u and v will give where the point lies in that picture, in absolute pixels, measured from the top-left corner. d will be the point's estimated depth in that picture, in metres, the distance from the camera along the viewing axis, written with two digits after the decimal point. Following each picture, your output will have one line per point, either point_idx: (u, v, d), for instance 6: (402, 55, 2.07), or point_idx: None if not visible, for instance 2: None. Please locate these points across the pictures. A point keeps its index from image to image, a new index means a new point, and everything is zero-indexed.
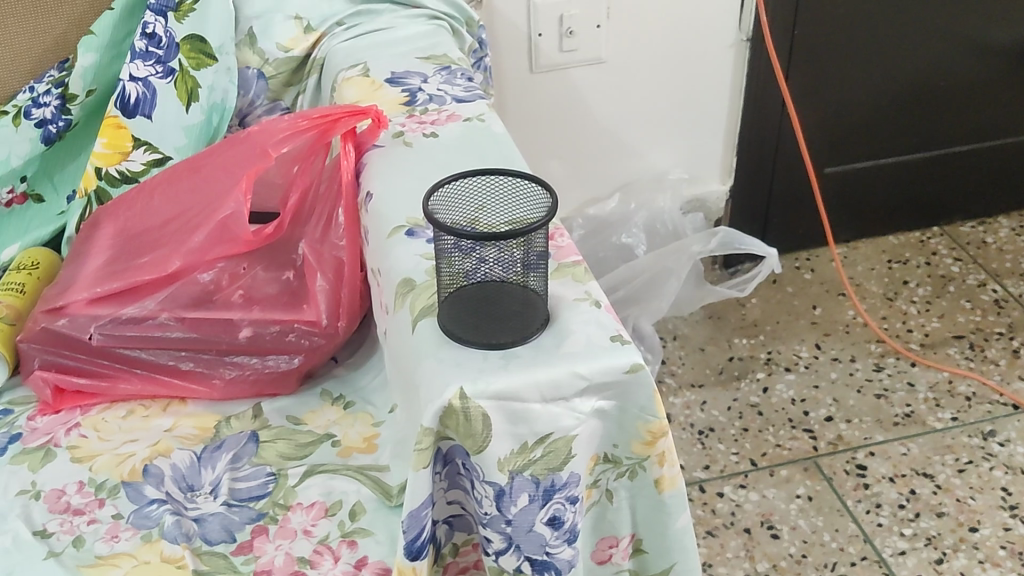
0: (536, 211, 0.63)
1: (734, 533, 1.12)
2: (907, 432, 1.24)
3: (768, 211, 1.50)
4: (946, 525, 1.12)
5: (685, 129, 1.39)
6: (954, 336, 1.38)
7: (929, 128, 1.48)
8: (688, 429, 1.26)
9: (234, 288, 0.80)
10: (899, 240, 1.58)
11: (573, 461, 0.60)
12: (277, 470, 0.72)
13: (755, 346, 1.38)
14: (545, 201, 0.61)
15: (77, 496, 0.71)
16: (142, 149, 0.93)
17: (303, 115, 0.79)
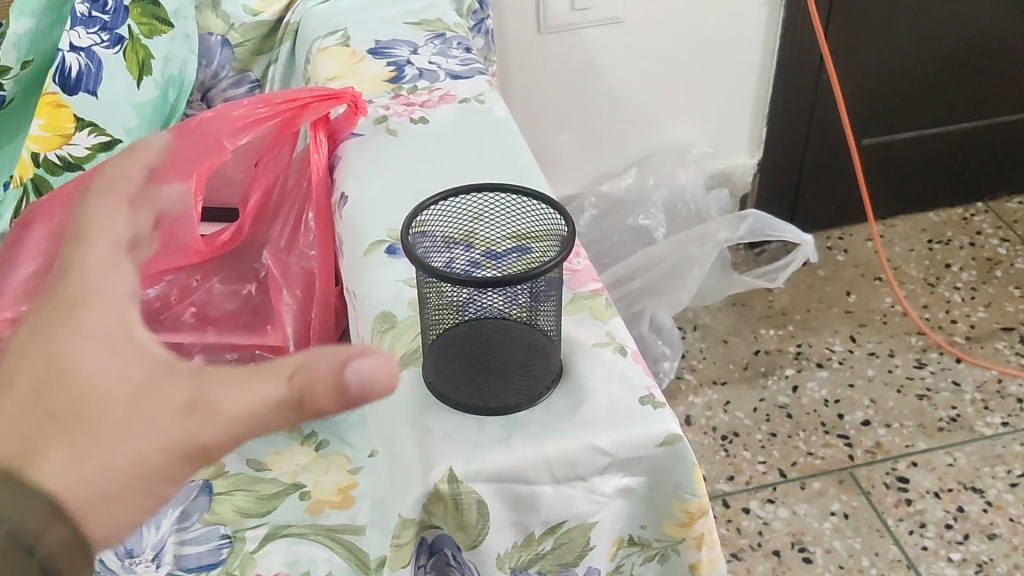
0: (552, 239, 0.50)
1: (762, 556, 1.01)
2: (952, 439, 1.11)
3: (798, 188, 1.37)
4: (999, 549, 1.00)
5: (709, 96, 1.25)
6: (1003, 328, 1.25)
7: (979, 93, 1.34)
8: (710, 433, 1.14)
9: (185, 305, 0.68)
10: (940, 217, 1.44)
11: (592, 555, 0.48)
12: (234, 530, 0.61)
13: (783, 337, 1.26)
14: (562, 229, 0.49)
15: None
16: (87, 131, 0.77)
17: (264, 99, 0.66)
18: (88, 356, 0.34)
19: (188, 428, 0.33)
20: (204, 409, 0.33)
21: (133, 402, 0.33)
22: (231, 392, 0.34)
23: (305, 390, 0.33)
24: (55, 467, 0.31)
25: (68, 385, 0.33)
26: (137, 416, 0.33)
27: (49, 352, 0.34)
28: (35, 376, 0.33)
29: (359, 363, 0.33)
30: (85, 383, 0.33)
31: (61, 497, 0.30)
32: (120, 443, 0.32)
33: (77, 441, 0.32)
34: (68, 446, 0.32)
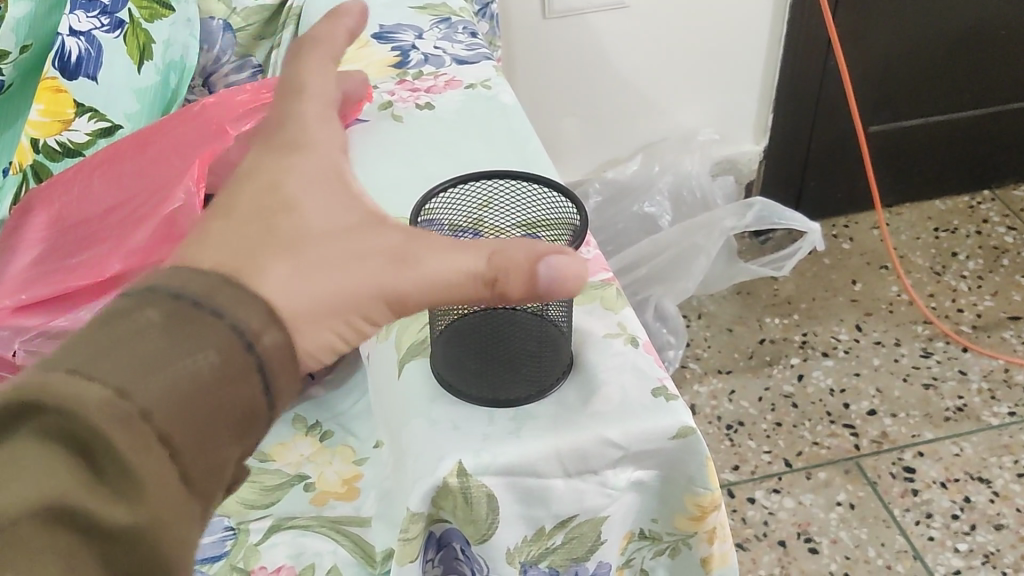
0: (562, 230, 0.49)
1: (767, 546, 1.00)
2: (958, 429, 1.11)
3: (804, 175, 1.36)
4: (1006, 539, 0.99)
5: (714, 82, 1.24)
6: (1010, 318, 1.24)
7: (987, 80, 1.32)
8: (715, 423, 1.13)
9: None
10: (946, 205, 1.43)
11: (603, 549, 0.48)
12: (236, 518, 0.60)
13: (788, 326, 1.25)
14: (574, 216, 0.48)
15: None
16: (87, 117, 0.77)
17: (266, 85, 0.66)
18: (312, 196, 0.37)
19: (393, 282, 0.36)
20: (411, 262, 0.37)
21: (349, 240, 0.37)
22: (438, 258, 0.37)
23: (501, 270, 0.36)
24: (282, 272, 0.34)
25: (290, 215, 0.37)
26: (355, 254, 0.36)
27: (275, 184, 0.38)
28: (266, 199, 0.37)
29: (556, 260, 0.36)
30: (308, 222, 0.37)
31: (283, 305, 0.34)
32: (334, 273, 0.36)
33: (303, 262, 0.35)
34: (295, 264, 0.35)
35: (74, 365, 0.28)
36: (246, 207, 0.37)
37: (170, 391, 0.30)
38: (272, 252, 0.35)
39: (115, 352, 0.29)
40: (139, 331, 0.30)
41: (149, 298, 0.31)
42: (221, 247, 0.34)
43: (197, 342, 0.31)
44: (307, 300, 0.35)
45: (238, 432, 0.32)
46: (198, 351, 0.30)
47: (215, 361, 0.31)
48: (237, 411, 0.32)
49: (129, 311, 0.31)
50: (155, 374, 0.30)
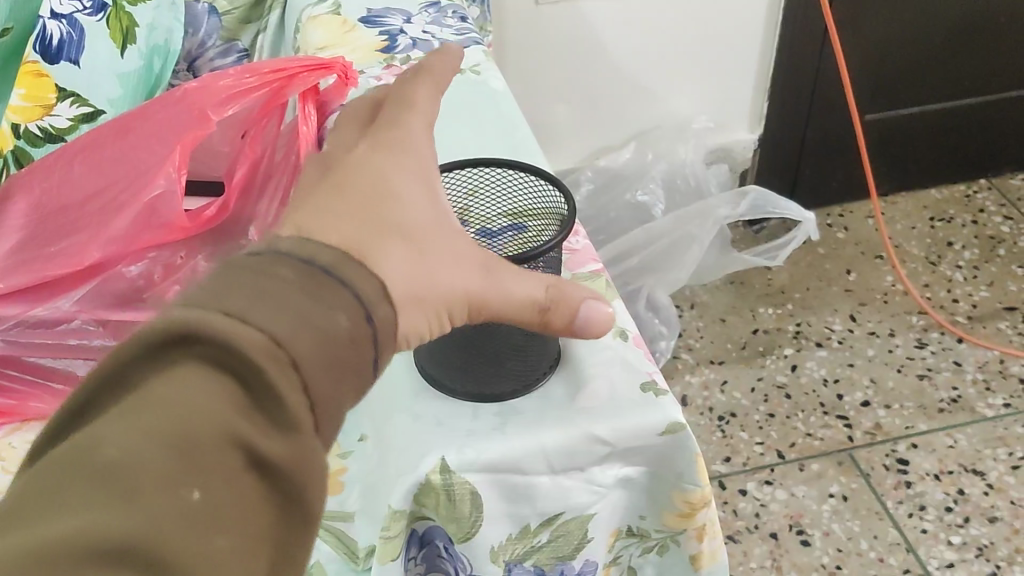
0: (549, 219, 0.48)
1: (758, 538, 0.99)
2: (953, 421, 1.10)
3: (799, 164, 1.35)
4: (1000, 532, 0.98)
5: (708, 70, 1.23)
6: (1005, 308, 1.23)
7: (985, 68, 1.31)
8: (707, 414, 1.12)
9: (169, 283, 0.65)
10: (942, 194, 1.42)
11: (590, 547, 0.46)
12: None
13: (782, 316, 1.24)
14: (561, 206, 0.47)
15: None
16: (70, 102, 0.74)
17: (250, 68, 0.64)
18: (412, 189, 0.36)
19: (480, 294, 0.37)
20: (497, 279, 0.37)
21: (447, 243, 0.36)
22: (516, 279, 0.38)
23: (558, 305, 0.39)
24: (393, 258, 0.33)
25: (391, 205, 0.35)
26: (452, 264, 0.36)
27: (379, 179, 0.36)
28: (365, 184, 0.35)
29: (599, 307, 0.39)
30: (409, 213, 0.35)
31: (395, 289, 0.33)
32: (438, 278, 0.35)
33: (413, 258, 0.34)
34: (407, 259, 0.34)
35: (231, 307, 0.27)
36: (351, 186, 0.35)
37: (316, 338, 0.28)
38: (388, 243, 0.33)
39: (265, 299, 0.28)
40: (288, 284, 0.29)
41: (280, 257, 0.30)
42: (333, 225, 0.32)
43: (334, 300, 0.29)
44: (415, 297, 0.34)
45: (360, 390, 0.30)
46: (331, 310, 0.29)
47: (346, 324, 0.29)
48: (368, 365, 0.30)
49: (266, 267, 0.29)
50: (306, 322, 0.28)
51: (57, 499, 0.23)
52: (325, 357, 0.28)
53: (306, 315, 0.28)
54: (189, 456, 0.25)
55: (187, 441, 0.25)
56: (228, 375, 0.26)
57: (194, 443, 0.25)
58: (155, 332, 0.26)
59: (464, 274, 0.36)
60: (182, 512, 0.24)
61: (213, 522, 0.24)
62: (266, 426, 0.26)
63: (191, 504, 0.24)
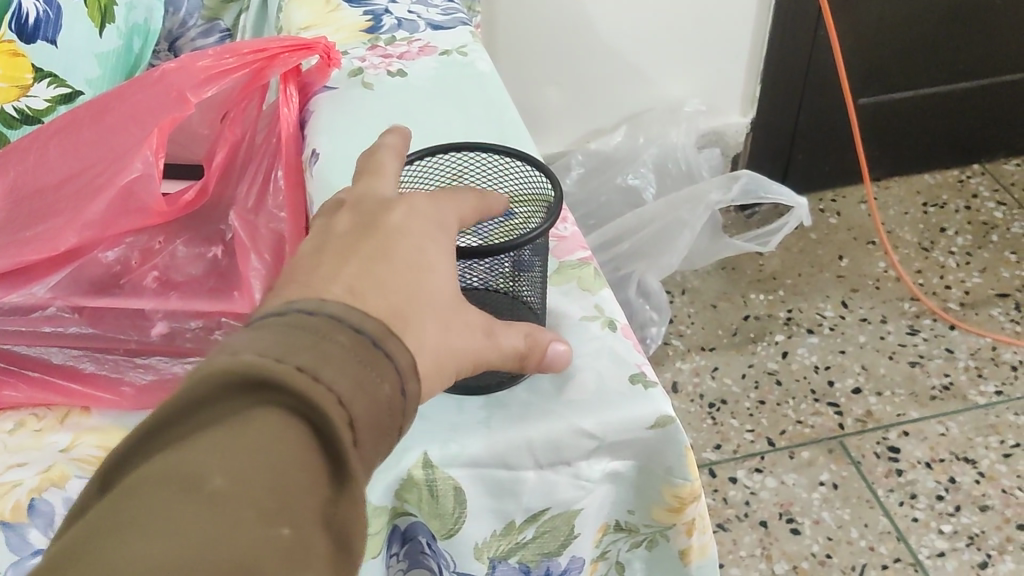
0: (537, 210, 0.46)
1: (748, 527, 0.98)
2: (944, 408, 1.09)
3: (791, 148, 1.33)
4: (991, 521, 0.97)
5: (701, 52, 1.21)
6: (998, 295, 1.22)
7: (979, 52, 1.30)
8: (697, 401, 1.11)
9: (146, 269, 0.63)
10: (935, 179, 1.41)
11: (576, 543, 0.45)
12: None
13: (773, 302, 1.23)
14: (547, 191, 0.45)
15: None
16: (46, 83, 0.72)
17: (230, 48, 0.63)
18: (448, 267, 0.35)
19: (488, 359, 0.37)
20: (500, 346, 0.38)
21: (467, 320, 0.35)
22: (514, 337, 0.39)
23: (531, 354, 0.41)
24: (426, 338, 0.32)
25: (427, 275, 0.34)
26: (473, 329, 0.36)
27: (418, 246, 0.35)
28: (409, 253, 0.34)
29: (558, 346, 0.43)
30: (443, 287, 0.34)
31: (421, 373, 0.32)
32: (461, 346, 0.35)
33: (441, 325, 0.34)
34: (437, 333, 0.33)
35: (303, 362, 0.27)
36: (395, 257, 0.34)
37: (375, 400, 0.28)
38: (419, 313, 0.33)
39: (332, 360, 0.28)
40: (348, 348, 0.29)
41: (333, 321, 0.29)
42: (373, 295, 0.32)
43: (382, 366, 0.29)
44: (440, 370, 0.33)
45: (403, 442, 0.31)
46: (381, 379, 0.29)
47: (388, 392, 0.29)
48: (396, 431, 0.29)
49: (322, 330, 0.29)
50: (364, 387, 0.28)
51: (155, 526, 0.24)
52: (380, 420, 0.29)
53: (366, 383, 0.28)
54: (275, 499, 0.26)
55: (270, 488, 0.26)
56: (302, 426, 0.27)
57: (276, 492, 0.26)
58: (233, 376, 0.27)
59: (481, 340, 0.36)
60: (275, 548, 0.25)
61: (298, 559, 0.26)
62: (334, 472, 0.27)
63: (281, 541, 0.25)
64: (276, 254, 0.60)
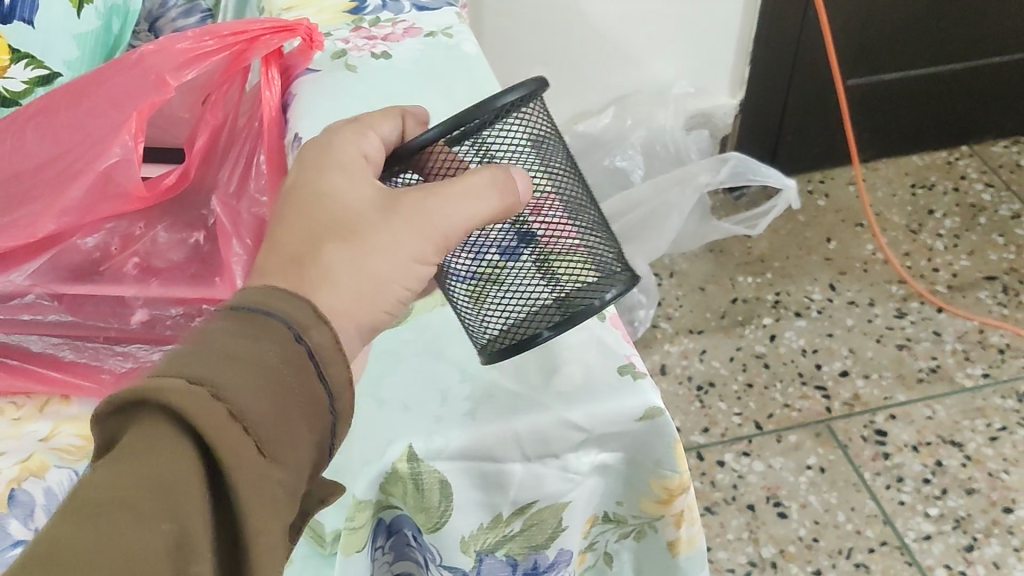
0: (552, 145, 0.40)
1: (735, 510, 0.98)
2: (931, 391, 1.09)
3: (780, 129, 1.33)
4: (977, 504, 0.97)
5: (690, 34, 1.20)
6: (986, 278, 1.22)
7: (969, 32, 1.29)
8: (685, 383, 1.11)
9: (127, 255, 0.63)
10: (924, 161, 1.41)
11: (563, 536, 0.44)
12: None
13: (761, 285, 1.22)
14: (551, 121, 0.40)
15: None
16: (23, 64, 0.71)
17: (210, 30, 0.61)
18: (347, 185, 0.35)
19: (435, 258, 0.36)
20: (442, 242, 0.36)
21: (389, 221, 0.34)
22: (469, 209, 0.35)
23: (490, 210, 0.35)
24: (330, 266, 0.33)
25: (323, 207, 0.35)
26: (399, 249, 0.34)
27: (314, 189, 0.36)
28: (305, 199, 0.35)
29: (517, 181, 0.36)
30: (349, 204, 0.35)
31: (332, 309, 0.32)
32: (380, 271, 0.34)
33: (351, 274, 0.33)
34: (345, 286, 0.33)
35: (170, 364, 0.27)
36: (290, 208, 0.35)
37: (264, 384, 0.28)
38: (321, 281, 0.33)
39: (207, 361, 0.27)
40: (239, 338, 0.28)
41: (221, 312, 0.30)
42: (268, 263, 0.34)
43: (272, 338, 0.29)
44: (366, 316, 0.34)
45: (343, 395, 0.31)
46: (261, 352, 0.28)
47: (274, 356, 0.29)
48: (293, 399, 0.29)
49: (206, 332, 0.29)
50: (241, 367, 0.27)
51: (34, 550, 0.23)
52: (290, 393, 0.29)
53: (259, 366, 0.28)
54: (163, 499, 0.24)
55: (151, 488, 0.24)
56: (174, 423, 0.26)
57: (158, 491, 0.25)
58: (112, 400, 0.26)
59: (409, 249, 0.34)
60: (154, 543, 0.24)
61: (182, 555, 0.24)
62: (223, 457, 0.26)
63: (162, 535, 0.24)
64: (256, 239, 0.60)
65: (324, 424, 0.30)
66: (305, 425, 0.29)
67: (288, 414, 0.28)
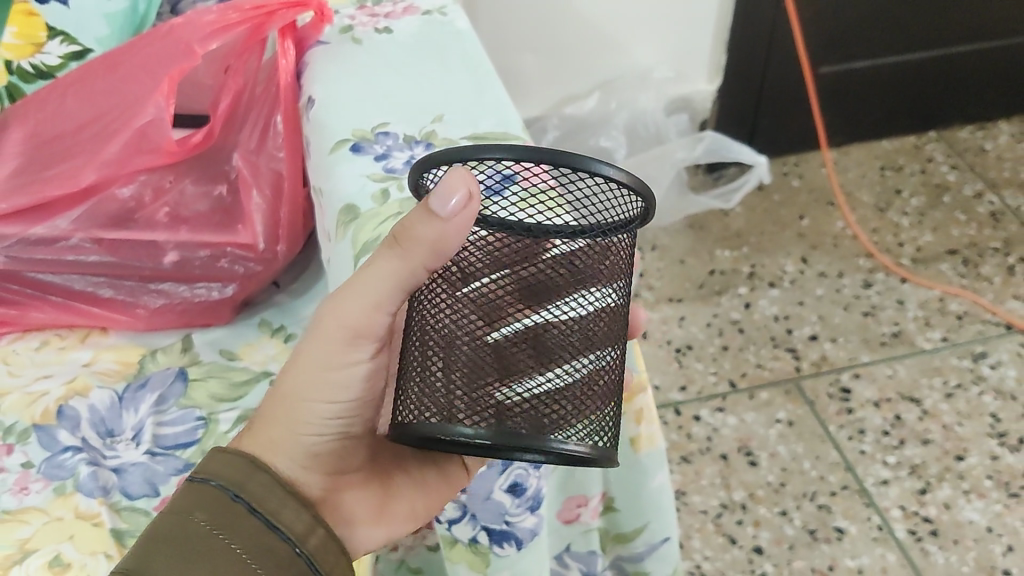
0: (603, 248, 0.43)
1: (710, 459, 1.06)
2: (894, 353, 1.17)
3: (757, 114, 1.41)
4: (932, 453, 1.06)
5: (669, 24, 1.29)
6: (948, 252, 1.30)
7: (934, 23, 1.37)
8: (665, 346, 1.19)
9: (158, 205, 0.70)
10: (893, 145, 1.49)
11: None
12: (192, 369, 0.67)
13: (738, 258, 1.30)
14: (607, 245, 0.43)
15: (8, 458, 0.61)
16: (59, 40, 0.75)
17: (233, 4, 0.66)
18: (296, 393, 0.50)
19: (341, 362, 0.48)
20: (350, 349, 0.47)
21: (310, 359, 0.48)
22: (365, 289, 0.44)
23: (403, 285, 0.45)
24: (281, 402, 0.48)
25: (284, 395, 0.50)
26: (318, 358, 0.47)
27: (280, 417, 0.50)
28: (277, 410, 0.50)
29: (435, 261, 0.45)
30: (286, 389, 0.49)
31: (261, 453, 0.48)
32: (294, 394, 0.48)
33: (276, 395, 0.49)
34: (275, 407, 0.48)
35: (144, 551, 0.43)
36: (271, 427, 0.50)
37: (190, 545, 0.43)
38: (268, 413, 0.49)
39: (160, 546, 0.43)
40: (179, 520, 0.43)
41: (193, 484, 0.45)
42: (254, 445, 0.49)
43: (210, 509, 0.44)
44: (287, 439, 0.48)
45: (313, 529, 0.46)
46: (194, 517, 0.44)
47: (204, 515, 0.44)
48: (219, 543, 0.43)
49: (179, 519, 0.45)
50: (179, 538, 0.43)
51: None
52: (228, 549, 0.43)
53: (191, 537, 0.43)
54: None
55: None
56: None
57: None
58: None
59: (320, 357, 0.47)
60: None
61: None
62: None
63: None
64: (275, 193, 0.70)
65: (295, 556, 0.45)
66: (250, 563, 0.43)
67: (218, 565, 0.43)
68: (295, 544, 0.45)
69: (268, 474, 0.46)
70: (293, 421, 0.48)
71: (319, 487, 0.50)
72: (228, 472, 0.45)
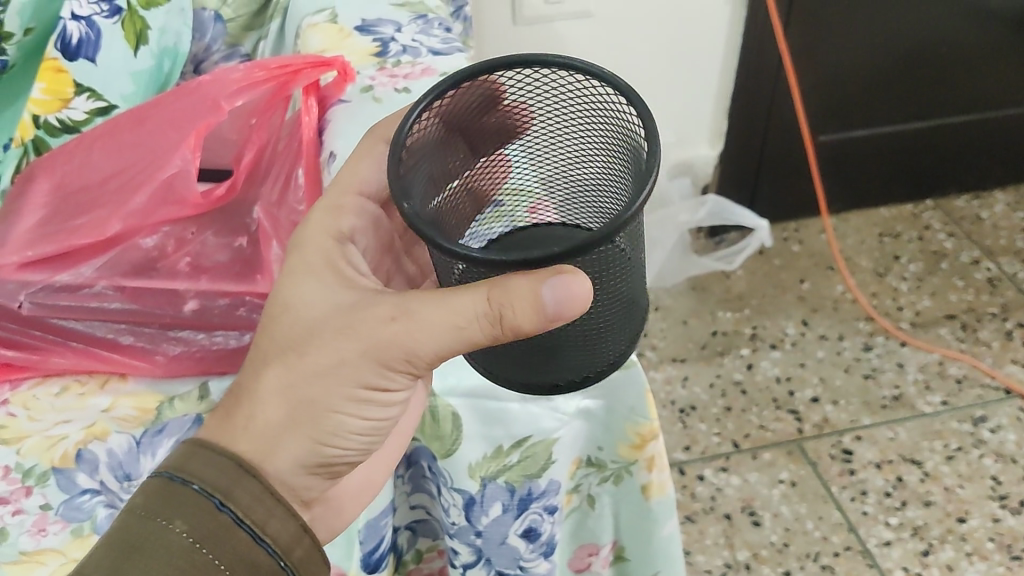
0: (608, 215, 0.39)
1: (713, 518, 1.07)
2: (894, 416, 1.18)
3: (757, 179, 1.44)
4: (934, 515, 1.07)
5: (672, 92, 1.32)
6: (946, 316, 1.32)
7: (931, 94, 1.41)
8: (669, 407, 1.20)
9: (180, 255, 0.70)
10: (891, 212, 1.52)
11: (553, 467, 0.53)
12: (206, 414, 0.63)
13: (740, 320, 1.32)
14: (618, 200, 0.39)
15: (26, 500, 0.58)
16: (85, 96, 0.75)
17: (259, 64, 0.70)
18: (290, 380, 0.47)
19: (378, 383, 0.47)
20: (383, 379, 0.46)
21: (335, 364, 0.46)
22: (435, 318, 0.43)
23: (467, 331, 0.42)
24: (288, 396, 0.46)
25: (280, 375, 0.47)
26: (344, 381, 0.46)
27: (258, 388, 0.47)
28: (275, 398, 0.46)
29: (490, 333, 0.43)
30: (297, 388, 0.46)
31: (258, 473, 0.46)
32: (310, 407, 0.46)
33: (291, 398, 0.46)
34: (290, 413, 0.46)
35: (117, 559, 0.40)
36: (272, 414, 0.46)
37: (168, 556, 0.40)
38: (277, 418, 0.46)
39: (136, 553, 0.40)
40: (155, 530, 0.41)
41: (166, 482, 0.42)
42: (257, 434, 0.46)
43: (191, 518, 0.41)
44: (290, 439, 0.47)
45: (299, 541, 0.45)
46: (170, 523, 0.41)
47: (185, 525, 0.41)
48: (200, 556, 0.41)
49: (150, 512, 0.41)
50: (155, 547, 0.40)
51: None
52: (210, 564, 0.41)
53: (170, 550, 0.40)
54: None
55: None
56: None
57: None
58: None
59: (349, 379, 0.46)
60: None
61: None
62: None
63: None
64: None
65: (278, 571, 0.43)
66: None
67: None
68: (280, 558, 0.43)
69: (257, 482, 0.44)
70: (316, 430, 0.47)
71: (316, 490, 0.49)
72: (212, 478, 0.43)
